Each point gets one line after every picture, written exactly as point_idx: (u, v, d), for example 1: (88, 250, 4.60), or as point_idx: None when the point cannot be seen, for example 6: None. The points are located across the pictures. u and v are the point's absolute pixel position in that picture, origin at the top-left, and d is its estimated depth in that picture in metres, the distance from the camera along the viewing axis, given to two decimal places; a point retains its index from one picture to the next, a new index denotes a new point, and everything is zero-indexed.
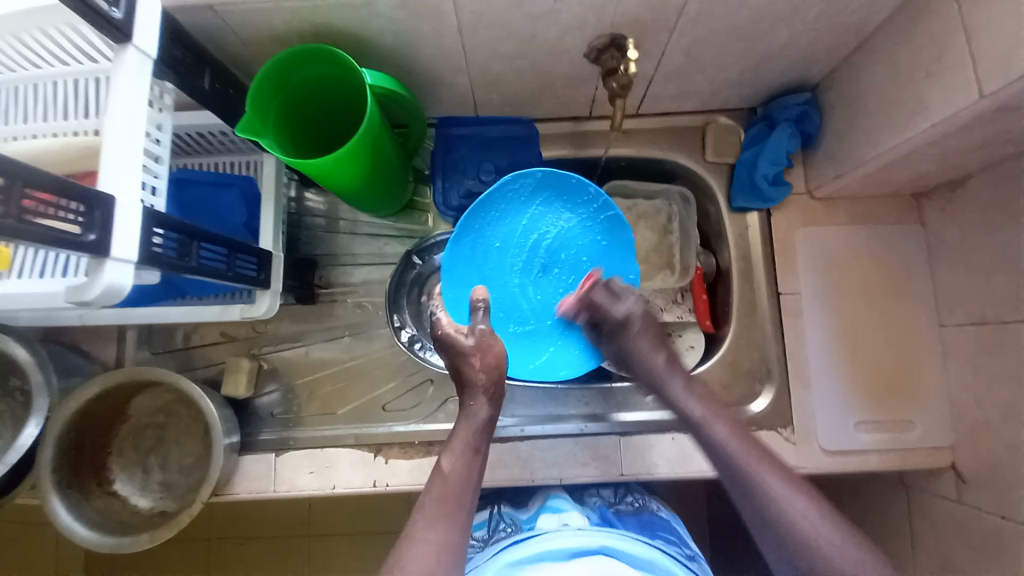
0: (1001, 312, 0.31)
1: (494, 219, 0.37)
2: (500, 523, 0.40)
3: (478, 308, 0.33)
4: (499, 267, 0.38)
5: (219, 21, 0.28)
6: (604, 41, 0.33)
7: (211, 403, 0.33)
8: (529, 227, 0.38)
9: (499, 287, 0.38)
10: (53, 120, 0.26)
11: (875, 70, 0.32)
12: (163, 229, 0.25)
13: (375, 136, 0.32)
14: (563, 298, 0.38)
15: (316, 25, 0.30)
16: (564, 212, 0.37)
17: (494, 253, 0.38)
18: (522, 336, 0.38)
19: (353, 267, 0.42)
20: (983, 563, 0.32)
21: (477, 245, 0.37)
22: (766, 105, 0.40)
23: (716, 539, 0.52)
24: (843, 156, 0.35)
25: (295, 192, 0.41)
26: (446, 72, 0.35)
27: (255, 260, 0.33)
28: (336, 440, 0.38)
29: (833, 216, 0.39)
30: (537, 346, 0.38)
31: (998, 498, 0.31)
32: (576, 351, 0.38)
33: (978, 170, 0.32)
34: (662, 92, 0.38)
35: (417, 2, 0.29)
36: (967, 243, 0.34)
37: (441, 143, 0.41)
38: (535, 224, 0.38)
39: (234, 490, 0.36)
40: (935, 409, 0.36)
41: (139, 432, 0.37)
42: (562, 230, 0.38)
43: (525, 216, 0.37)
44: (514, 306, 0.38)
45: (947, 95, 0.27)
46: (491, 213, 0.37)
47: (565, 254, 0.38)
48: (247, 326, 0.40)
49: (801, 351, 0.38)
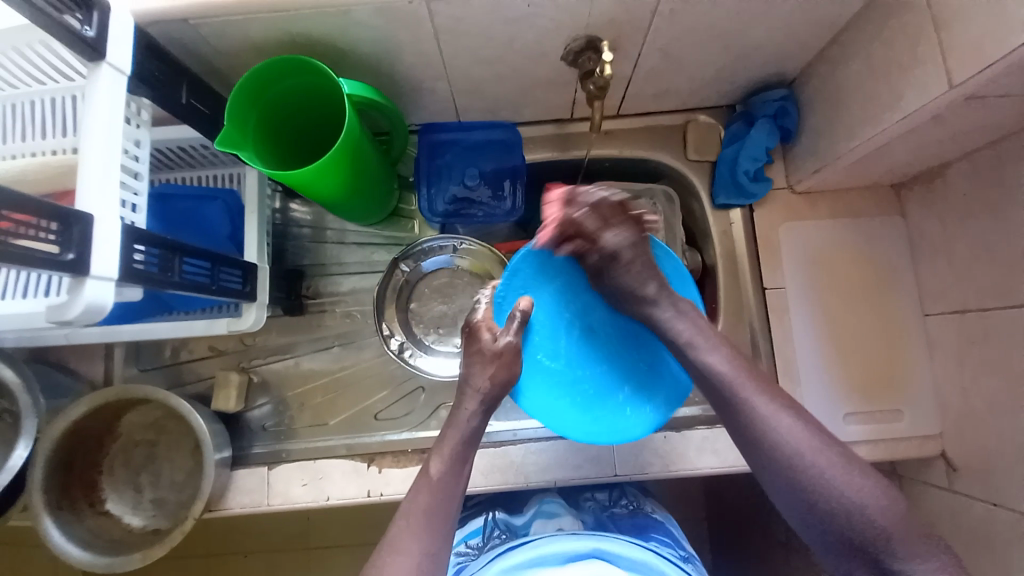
0: (983, 299, 0.32)
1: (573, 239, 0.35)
2: (494, 530, 0.39)
3: (514, 320, 0.32)
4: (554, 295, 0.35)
5: (195, 34, 0.29)
6: (580, 43, 0.32)
7: (200, 419, 0.35)
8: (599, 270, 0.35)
9: (545, 313, 0.35)
10: (30, 140, 0.28)
11: (852, 63, 0.32)
12: (144, 245, 0.26)
13: (356, 145, 0.32)
14: (601, 364, 0.34)
15: (292, 35, 0.30)
16: None
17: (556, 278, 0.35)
18: (546, 378, 0.33)
19: (342, 276, 0.43)
20: (975, 554, 0.32)
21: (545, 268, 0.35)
22: (746, 101, 0.41)
23: (716, 535, 0.53)
24: (822, 151, 0.36)
25: (280, 203, 0.43)
26: (426, 78, 0.35)
27: (239, 273, 0.34)
28: (329, 451, 0.39)
29: (816, 210, 0.40)
30: (555, 398, 0.33)
31: (988, 486, 0.32)
32: (597, 428, 0.32)
33: (955, 159, 0.33)
34: (641, 93, 0.39)
35: (393, 11, 0.28)
36: (948, 233, 0.35)
37: (425, 150, 0.41)
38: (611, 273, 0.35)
39: (228, 505, 0.37)
40: (923, 399, 0.37)
41: (131, 449, 0.40)
42: None
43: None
44: (551, 341, 0.34)
45: (920, 88, 0.28)
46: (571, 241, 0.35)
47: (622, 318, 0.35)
48: (235, 339, 0.42)
49: (789, 346, 0.39)
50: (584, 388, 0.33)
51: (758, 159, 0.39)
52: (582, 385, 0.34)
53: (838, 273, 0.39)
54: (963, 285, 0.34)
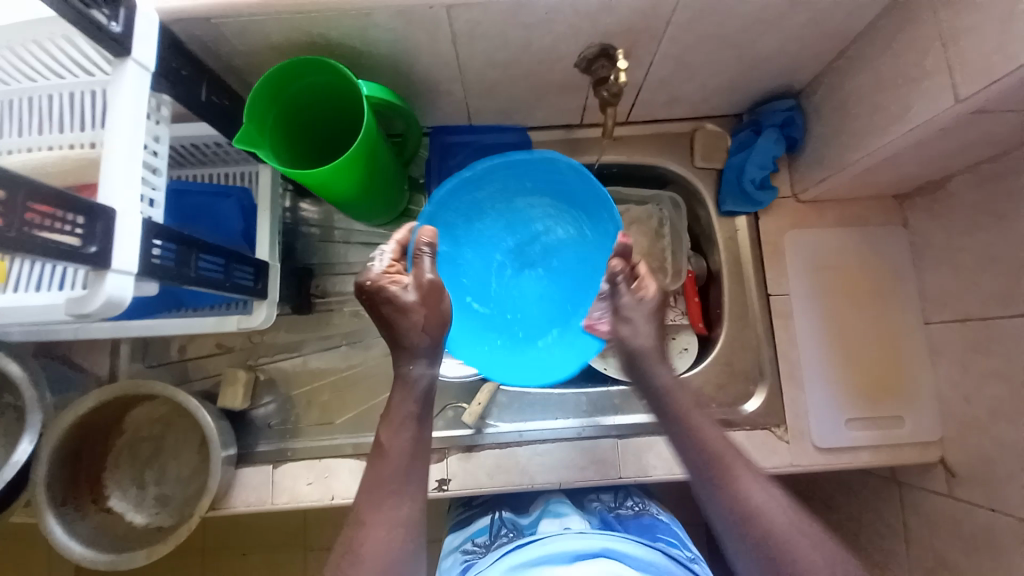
0: (985, 308, 0.33)
1: (506, 187, 0.37)
2: (501, 528, 0.39)
3: (424, 255, 0.31)
4: (486, 244, 0.38)
5: (217, 34, 0.30)
6: (594, 50, 0.33)
7: (207, 414, 0.35)
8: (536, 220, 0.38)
9: (477, 257, 0.38)
10: (49, 134, 0.28)
11: (860, 76, 0.33)
12: (161, 239, 0.26)
13: (371, 146, 0.32)
14: (533, 302, 0.38)
15: (311, 37, 0.30)
16: (574, 223, 0.38)
17: (485, 229, 0.38)
18: (478, 316, 0.37)
19: (349, 276, 0.43)
20: (978, 559, 0.33)
21: (472, 211, 0.37)
22: (753, 111, 0.42)
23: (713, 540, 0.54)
24: (829, 160, 0.37)
25: (289, 202, 0.43)
26: (441, 81, 0.36)
27: (252, 270, 0.34)
28: (335, 449, 0.38)
29: (820, 218, 0.41)
30: (487, 333, 0.36)
31: (989, 491, 0.33)
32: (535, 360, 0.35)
33: (959, 171, 0.34)
34: (652, 100, 0.39)
35: (414, 15, 0.29)
36: (951, 243, 0.36)
37: (436, 151, 0.42)
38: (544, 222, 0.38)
39: (232, 503, 0.37)
40: (925, 405, 0.37)
41: (136, 444, 0.39)
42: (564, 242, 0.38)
43: (540, 205, 0.38)
44: (483, 287, 0.38)
45: (928, 101, 0.28)
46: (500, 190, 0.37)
47: (556, 261, 0.38)
48: (243, 337, 0.42)
49: (793, 351, 0.39)
50: (515, 330, 0.37)
51: (765, 167, 0.40)
52: (514, 327, 0.37)
53: (840, 281, 0.40)
54: (966, 293, 0.35)
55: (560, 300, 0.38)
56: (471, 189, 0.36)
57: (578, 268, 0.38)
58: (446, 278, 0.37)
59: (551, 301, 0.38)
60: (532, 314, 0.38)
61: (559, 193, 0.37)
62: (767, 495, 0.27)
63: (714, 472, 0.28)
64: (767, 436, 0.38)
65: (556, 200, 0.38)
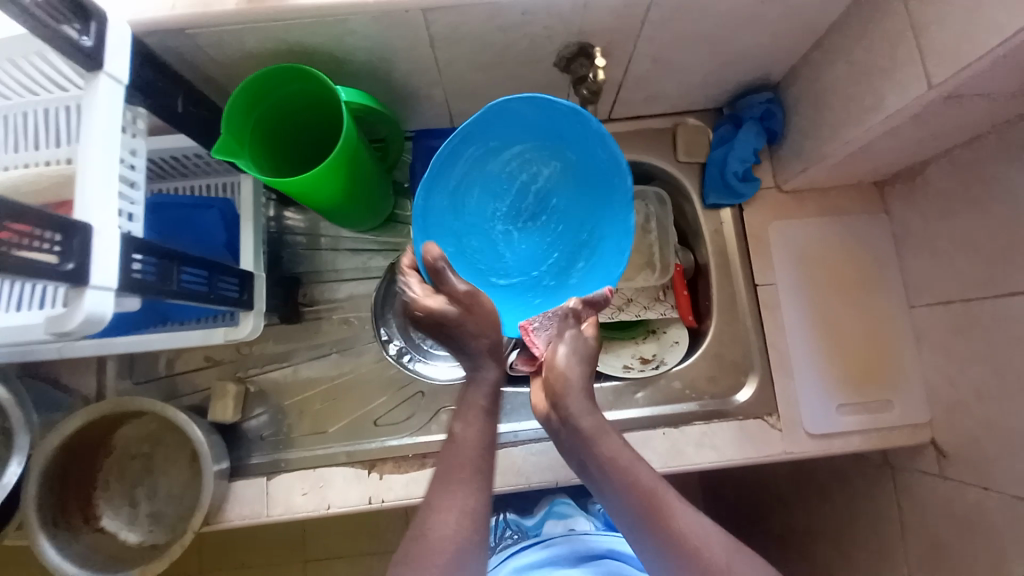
0: (968, 291, 0.34)
1: (474, 152, 0.33)
2: (506, 530, 0.41)
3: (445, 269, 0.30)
4: (477, 217, 0.36)
5: (193, 45, 0.29)
6: (573, 49, 0.33)
7: (197, 430, 0.34)
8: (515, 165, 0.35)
9: (474, 234, 0.36)
10: (24, 152, 0.28)
11: (835, 67, 0.34)
12: (141, 254, 0.25)
13: (352, 152, 0.32)
14: (548, 247, 0.36)
15: (287, 45, 0.30)
16: (555, 157, 0.34)
17: (470, 204, 0.35)
18: (505, 290, 0.36)
19: (338, 283, 0.43)
20: (970, 536, 0.33)
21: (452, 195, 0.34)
22: (732, 105, 0.42)
23: None
24: (809, 151, 0.37)
25: (274, 211, 0.43)
26: (421, 85, 0.36)
27: (236, 281, 0.34)
28: (329, 459, 0.39)
29: (803, 207, 0.41)
30: (522, 299, 0.36)
31: (978, 470, 0.33)
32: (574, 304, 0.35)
33: (936, 157, 0.35)
34: (632, 97, 0.40)
35: (392, 22, 0.29)
36: (931, 228, 0.36)
37: (420, 155, 0.42)
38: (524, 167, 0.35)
39: (226, 517, 0.37)
40: (912, 388, 0.38)
41: (127, 462, 0.39)
42: (554, 178, 0.35)
43: (513, 154, 0.34)
44: (497, 259, 0.36)
45: (901, 89, 0.29)
46: (471, 156, 0.33)
47: (554, 200, 0.36)
48: (232, 349, 0.41)
49: (782, 340, 0.40)
50: (546, 283, 0.36)
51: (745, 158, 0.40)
52: (544, 282, 0.36)
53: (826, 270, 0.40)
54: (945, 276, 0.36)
55: (573, 236, 0.36)
56: (442, 175, 0.33)
57: (580, 202, 0.35)
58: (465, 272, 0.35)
59: (565, 242, 0.36)
60: (554, 261, 0.36)
61: (530, 132, 0.33)
62: (699, 522, 0.27)
63: (645, 501, 0.27)
64: (758, 425, 0.38)
65: (530, 141, 0.34)
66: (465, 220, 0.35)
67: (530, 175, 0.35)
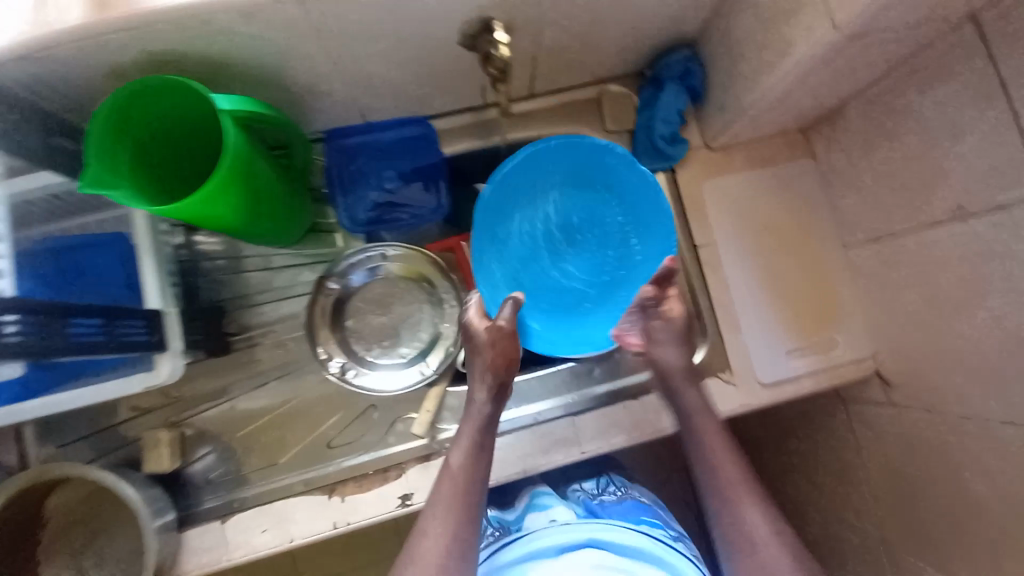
0: (893, 226, 0.34)
1: (483, 239, 0.37)
2: (489, 528, 0.40)
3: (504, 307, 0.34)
4: (542, 283, 0.39)
5: (39, 68, 0.26)
6: (475, 27, 0.31)
7: (130, 488, 0.32)
8: (526, 227, 0.38)
9: (544, 291, 0.38)
10: None
11: (743, 17, 0.33)
12: (14, 313, 0.23)
13: (248, 165, 0.30)
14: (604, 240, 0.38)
15: (152, 54, 0.27)
16: (544, 185, 0.38)
17: (524, 280, 0.38)
18: (597, 304, 0.38)
19: (266, 306, 0.41)
20: (919, 458, 0.35)
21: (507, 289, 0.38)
22: (653, 66, 0.41)
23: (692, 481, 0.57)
24: (730, 105, 0.37)
25: (183, 239, 0.39)
26: (317, 82, 0.33)
27: (143, 323, 0.32)
28: (286, 491, 0.37)
29: (733, 162, 0.41)
30: (618, 297, 0.38)
31: (919, 395, 0.35)
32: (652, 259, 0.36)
33: (852, 96, 0.35)
34: (547, 69, 0.38)
35: (262, 17, 0.26)
36: (853, 167, 0.37)
37: (334, 157, 0.40)
38: (531, 213, 0.38)
39: (183, 570, 0.34)
40: (854, 325, 0.39)
41: (66, 531, 0.36)
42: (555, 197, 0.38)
43: (516, 221, 0.38)
44: (581, 290, 0.38)
45: (807, 34, 0.28)
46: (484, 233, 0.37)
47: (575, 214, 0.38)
48: (161, 393, 0.39)
49: (727, 296, 0.40)
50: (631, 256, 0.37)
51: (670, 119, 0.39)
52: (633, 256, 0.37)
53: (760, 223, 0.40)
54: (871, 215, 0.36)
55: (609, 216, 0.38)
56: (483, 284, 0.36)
57: (592, 196, 0.38)
58: (576, 328, 0.38)
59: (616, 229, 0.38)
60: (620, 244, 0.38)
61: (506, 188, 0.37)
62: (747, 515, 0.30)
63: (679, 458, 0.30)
64: (715, 384, 0.39)
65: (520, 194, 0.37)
66: (533, 292, 0.38)
67: (543, 220, 0.38)
